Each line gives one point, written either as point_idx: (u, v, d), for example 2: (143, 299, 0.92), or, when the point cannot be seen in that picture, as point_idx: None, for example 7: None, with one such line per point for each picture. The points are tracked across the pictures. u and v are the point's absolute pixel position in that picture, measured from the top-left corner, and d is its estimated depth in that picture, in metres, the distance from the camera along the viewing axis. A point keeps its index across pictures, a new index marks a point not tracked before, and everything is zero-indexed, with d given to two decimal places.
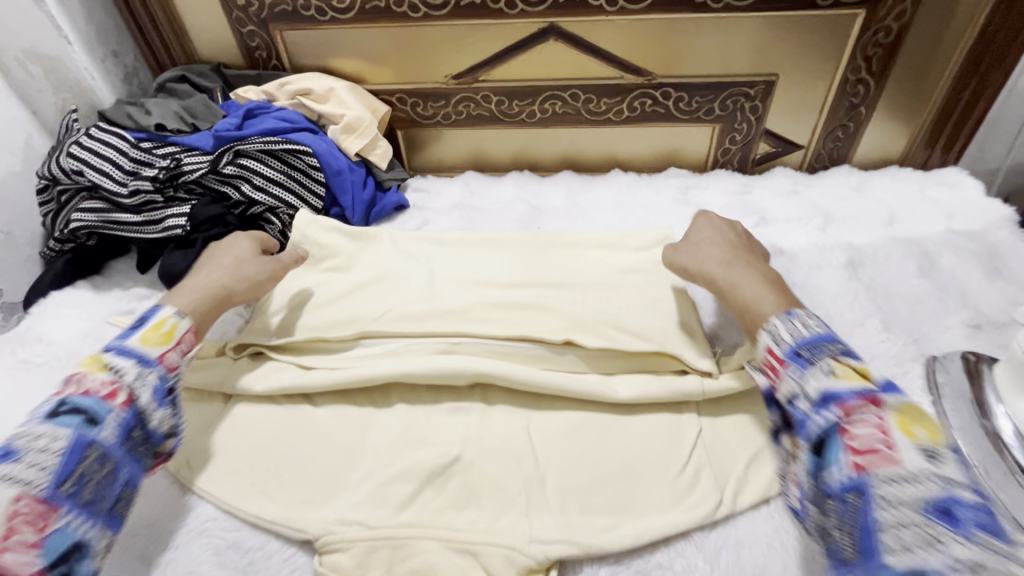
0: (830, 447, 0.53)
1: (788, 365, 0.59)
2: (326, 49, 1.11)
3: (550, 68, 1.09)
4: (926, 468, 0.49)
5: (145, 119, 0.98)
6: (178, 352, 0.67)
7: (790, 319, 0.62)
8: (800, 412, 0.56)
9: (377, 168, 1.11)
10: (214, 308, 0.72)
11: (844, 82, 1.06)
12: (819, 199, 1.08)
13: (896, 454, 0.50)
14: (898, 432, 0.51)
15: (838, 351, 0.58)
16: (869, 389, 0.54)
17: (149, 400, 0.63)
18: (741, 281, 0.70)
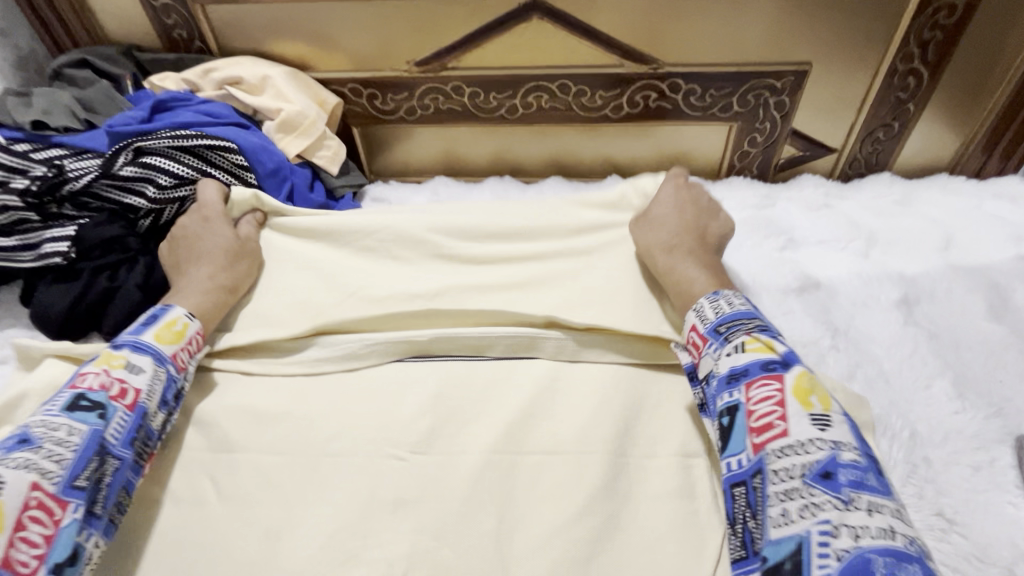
0: (733, 427, 0.48)
1: (709, 343, 0.54)
2: (260, 28, 0.91)
3: (534, 53, 0.90)
4: (815, 435, 0.44)
5: (21, 115, 0.77)
6: (188, 354, 0.62)
7: (716, 298, 0.58)
8: (710, 393, 0.52)
9: (326, 173, 0.92)
10: (219, 304, 0.68)
11: (892, 72, 0.87)
12: (856, 215, 0.90)
13: (788, 425, 0.45)
14: (794, 402, 0.46)
15: (756, 328, 0.53)
16: (774, 361, 0.49)
17: (158, 401, 0.57)
18: (684, 266, 0.67)
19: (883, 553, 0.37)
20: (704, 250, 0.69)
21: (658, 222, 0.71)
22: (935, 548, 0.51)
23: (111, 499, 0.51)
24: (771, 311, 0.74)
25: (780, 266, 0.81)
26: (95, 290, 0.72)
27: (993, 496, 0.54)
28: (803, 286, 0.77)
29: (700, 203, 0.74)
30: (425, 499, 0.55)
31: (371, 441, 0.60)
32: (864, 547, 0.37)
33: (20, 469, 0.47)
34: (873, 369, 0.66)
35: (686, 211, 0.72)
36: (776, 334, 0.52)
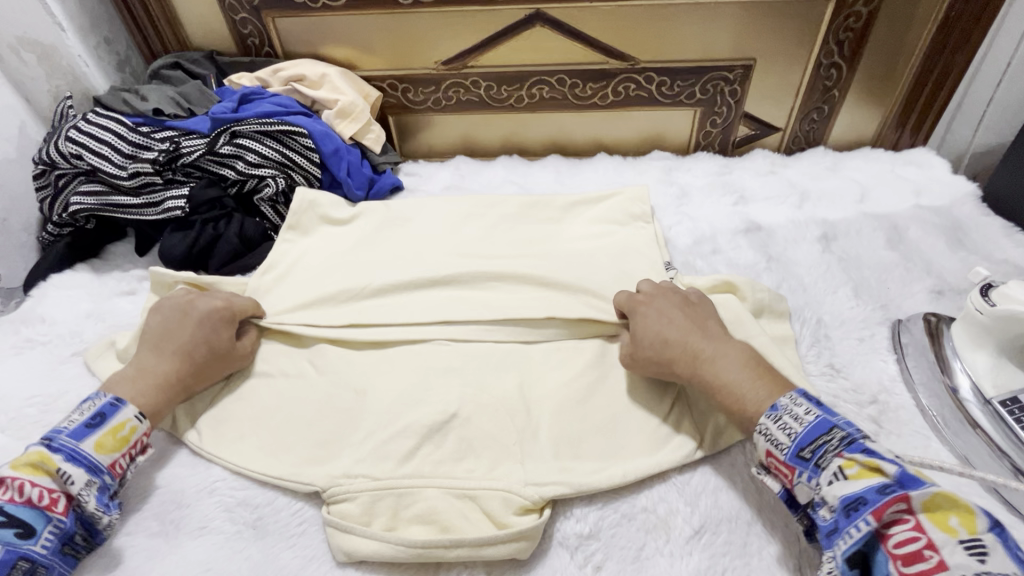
0: (876, 560, 0.49)
1: (798, 471, 0.56)
2: (317, 36, 1.13)
3: (537, 53, 1.13)
4: (978, 567, 0.45)
5: (142, 105, 1.00)
6: (129, 459, 0.64)
7: (776, 415, 0.59)
8: (827, 524, 0.53)
9: (371, 152, 1.13)
10: (177, 395, 0.70)
11: (818, 65, 1.11)
12: (796, 179, 1.14)
13: (942, 557, 0.46)
14: (935, 530, 0.48)
15: (840, 443, 0.55)
16: (889, 486, 0.50)
17: (94, 507, 0.60)
18: (717, 370, 0.65)
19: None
20: (704, 333, 0.69)
21: (658, 332, 0.70)
22: (825, 384, 0.73)
23: None
24: (723, 246, 0.97)
25: (732, 216, 1.04)
26: (204, 237, 0.94)
27: (871, 356, 0.77)
28: (748, 228, 1.00)
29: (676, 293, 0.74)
30: (468, 366, 0.77)
31: (427, 331, 0.82)
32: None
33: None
34: (795, 282, 0.88)
35: (671, 310, 0.72)
36: (867, 448, 0.53)
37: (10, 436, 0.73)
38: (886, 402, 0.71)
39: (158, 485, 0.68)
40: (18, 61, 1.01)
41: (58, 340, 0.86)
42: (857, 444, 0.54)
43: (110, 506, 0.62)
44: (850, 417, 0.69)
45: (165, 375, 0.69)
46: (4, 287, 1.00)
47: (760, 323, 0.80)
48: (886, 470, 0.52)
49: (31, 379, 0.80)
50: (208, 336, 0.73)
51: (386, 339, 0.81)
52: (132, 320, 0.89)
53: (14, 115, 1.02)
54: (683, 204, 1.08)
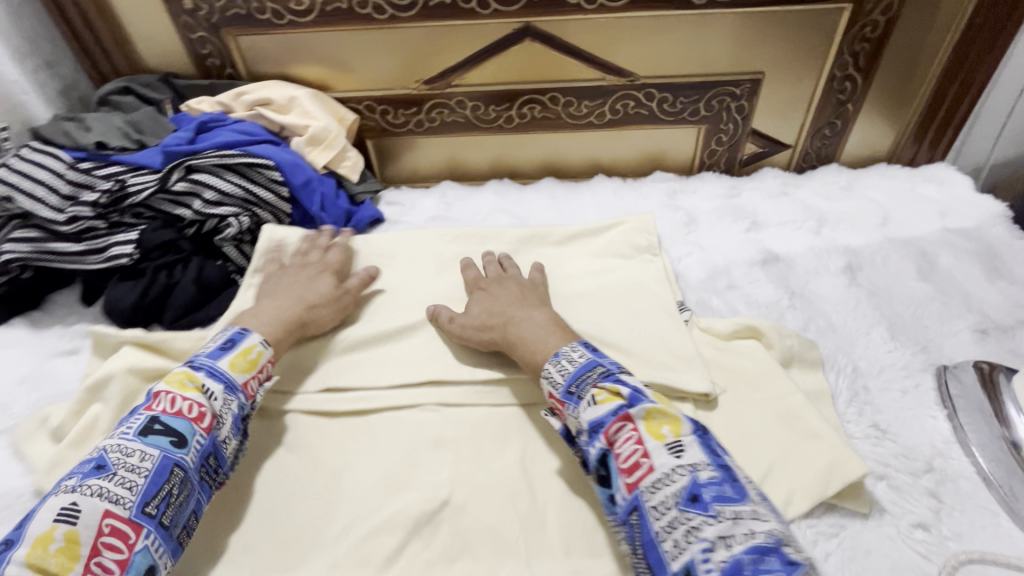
0: (609, 474, 0.54)
1: (566, 404, 0.59)
2: (285, 56, 1.03)
3: (528, 70, 1.03)
4: (675, 463, 0.51)
5: (84, 137, 0.89)
6: (258, 383, 0.66)
7: (557, 360, 0.62)
8: (582, 448, 0.57)
9: (348, 181, 1.03)
10: (292, 331, 0.72)
11: (832, 77, 1.03)
12: (810, 201, 1.05)
13: (652, 460, 0.52)
14: (650, 439, 0.53)
15: (599, 376, 0.59)
16: (623, 407, 0.55)
17: (230, 426, 0.61)
18: (521, 330, 0.69)
19: (749, 552, 0.45)
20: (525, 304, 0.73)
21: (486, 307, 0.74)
22: (871, 449, 0.64)
23: (182, 522, 0.55)
24: (739, 280, 0.88)
25: (746, 245, 0.95)
26: (156, 286, 0.83)
27: (918, 412, 0.68)
28: (765, 259, 0.91)
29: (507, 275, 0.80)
30: (460, 438, 0.67)
31: (413, 395, 0.71)
32: (735, 553, 0.46)
33: (95, 498, 0.51)
34: (824, 323, 0.79)
35: (500, 288, 0.77)
36: (617, 377, 0.58)
37: None
38: (943, 470, 0.62)
39: None
40: None
41: None
42: (611, 375, 0.58)
43: (240, 429, 0.63)
44: (905, 491, 0.60)
45: (280, 311, 0.73)
46: None
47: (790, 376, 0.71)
48: (623, 393, 0.56)
49: None
50: (319, 284, 0.78)
51: (366, 406, 0.71)
52: (73, 387, 0.78)
53: None
54: (691, 232, 0.99)
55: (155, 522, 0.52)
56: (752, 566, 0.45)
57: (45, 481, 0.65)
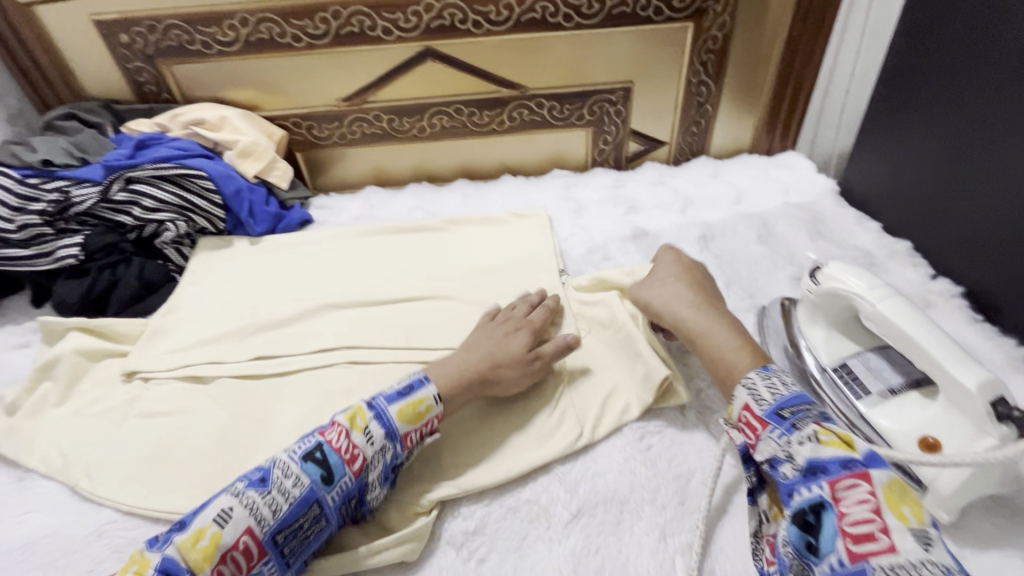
0: (822, 528, 0.49)
1: (770, 426, 0.56)
2: (215, 81, 1.16)
3: (432, 86, 1.19)
4: (924, 557, 0.44)
5: (30, 156, 0.99)
6: (418, 436, 0.66)
7: (766, 374, 0.62)
8: (787, 489, 0.53)
9: (278, 189, 1.16)
10: (471, 385, 0.72)
11: (689, 83, 1.22)
12: (681, 187, 1.24)
13: (894, 540, 0.45)
14: (892, 515, 0.47)
15: (819, 415, 0.55)
16: (857, 461, 0.50)
17: (377, 475, 0.63)
18: (712, 333, 0.70)
19: None
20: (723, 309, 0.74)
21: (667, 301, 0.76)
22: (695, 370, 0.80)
23: (303, 553, 0.60)
24: (614, 253, 1.05)
25: (623, 225, 1.12)
26: (100, 283, 0.94)
27: None
28: (636, 235, 1.08)
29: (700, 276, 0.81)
30: (368, 386, 0.81)
31: (329, 357, 0.85)
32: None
33: (247, 509, 0.56)
34: None
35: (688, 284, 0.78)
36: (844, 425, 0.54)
37: None
38: None
39: (43, 535, 0.67)
40: None
41: None
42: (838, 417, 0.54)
43: (389, 478, 0.64)
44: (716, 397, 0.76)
45: (464, 366, 0.72)
46: None
47: None
48: (857, 446, 0.52)
49: None
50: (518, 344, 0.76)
51: (287, 367, 0.84)
52: (24, 373, 0.87)
53: None
54: (579, 218, 1.16)
55: (278, 551, 0.57)
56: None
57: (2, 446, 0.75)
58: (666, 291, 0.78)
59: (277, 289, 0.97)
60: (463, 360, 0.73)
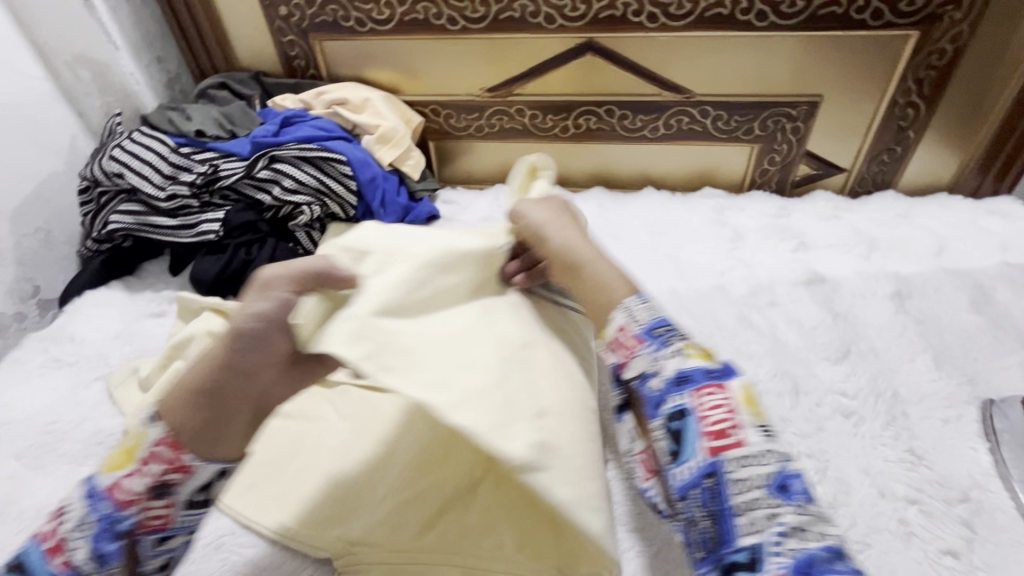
0: (685, 432, 0.48)
1: (644, 344, 0.53)
2: (361, 60, 1.12)
3: (587, 84, 1.08)
4: (766, 446, 0.46)
5: (186, 125, 0.99)
6: (132, 488, 0.49)
7: (642, 299, 0.57)
8: (653, 399, 0.50)
9: (409, 179, 1.10)
10: (186, 400, 0.51)
11: (894, 103, 1.02)
12: (862, 225, 1.04)
13: (743, 434, 0.46)
14: (743, 411, 0.47)
15: (686, 332, 0.54)
16: (717, 370, 0.50)
17: (86, 559, 0.48)
18: (596, 267, 0.62)
19: (826, 553, 0.41)
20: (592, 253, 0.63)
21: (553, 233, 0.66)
22: (903, 474, 0.64)
23: None
24: (781, 298, 0.88)
25: (792, 264, 0.95)
26: (235, 262, 0.92)
27: (958, 442, 0.67)
28: (810, 279, 0.91)
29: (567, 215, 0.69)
30: None
31: None
32: (810, 548, 0.41)
33: None
34: (866, 346, 0.79)
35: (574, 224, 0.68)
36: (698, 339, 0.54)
37: (25, 462, 0.71)
38: (979, 501, 0.62)
39: None
40: (74, 78, 1.04)
41: (85, 363, 0.83)
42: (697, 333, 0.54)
43: (110, 556, 0.48)
44: (936, 517, 0.60)
45: (191, 374, 0.53)
46: (42, 299, 1.03)
47: (826, 399, 0.72)
48: (715, 357, 0.52)
49: (48, 403, 0.78)
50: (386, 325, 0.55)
51: None
52: (158, 345, 0.87)
53: (66, 130, 1.05)
54: (736, 247, 1.00)
55: None
56: (825, 566, 0.41)
57: None
58: (557, 228, 0.66)
59: None
60: (187, 373, 0.54)
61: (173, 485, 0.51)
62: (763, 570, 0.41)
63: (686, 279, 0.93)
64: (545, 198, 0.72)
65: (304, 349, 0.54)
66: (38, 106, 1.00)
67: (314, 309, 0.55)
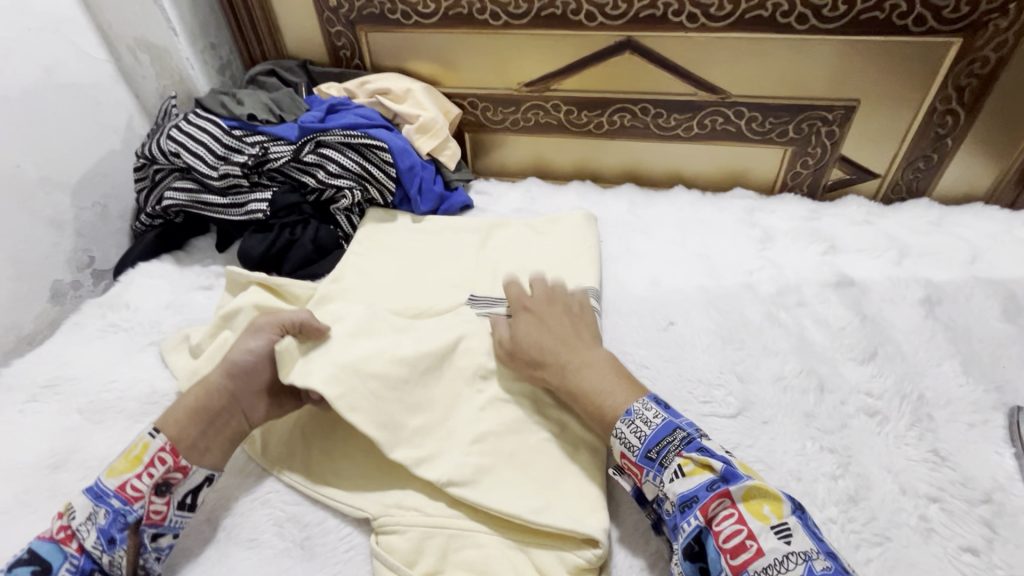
0: (706, 553, 0.51)
1: (646, 470, 0.59)
2: (404, 52, 1.15)
3: (623, 81, 1.10)
4: (785, 550, 0.49)
5: (238, 109, 1.04)
6: (144, 480, 0.59)
7: (630, 419, 0.61)
8: (673, 521, 0.55)
9: (446, 169, 1.14)
10: (198, 418, 0.64)
11: (933, 110, 1.02)
12: (894, 231, 1.05)
13: (759, 543, 0.49)
14: (751, 518, 0.51)
15: (682, 442, 0.58)
16: (716, 481, 0.54)
17: (95, 541, 0.56)
18: (584, 378, 0.67)
19: None
20: (585, 346, 0.71)
21: (543, 340, 0.72)
22: (926, 473, 0.65)
23: None
24: (809, 299, 0.89)
25: (821, 267, 0.96)
26: (281, 241, 0.97)
27: (983, 446, 0.68)
28: (839, 282, 0.92)
29: (551, 305, 0.77)
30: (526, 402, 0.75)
31: None
32: None
33: None
34: (893, 349, 0.80)
35: (559, 320, 0.75)
36: (700, 446, 0.58)
37: (85, 417, 0.76)
38: (1002, 503, 0.62)
39: (214, 490, 0.69)
40: (133, 61, 1.10)
41: (139, 329, 0.89)
42: (695, 443, 0.58)
43: (117, 539, 0.57)
44: (957, 515, 0.61)
45: (198, 401, 0.65)
46: (96, 269, 1.09)
47: (849, 397, 0.73)
48: (714, 465, 0.55)
49: (106, 365, 0.83)
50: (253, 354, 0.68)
51: None
52: (206, 316, 0.92)
53: (125, 110, 1.11)
54: (765, 248, 1.01)
55: None
56: None
57: (185, 386, 0.78)
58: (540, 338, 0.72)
59: (439, 276, 0.94)
60: (181, 399, 0.65)
61: (176, 482, 0.61)
62: None
63: (714, 276, 0.95)
64: (519, 304, 0.78)
65: (285, 379, 0.67)
66: (101, 87, 1.06)
67: (292, 343, 0.68)
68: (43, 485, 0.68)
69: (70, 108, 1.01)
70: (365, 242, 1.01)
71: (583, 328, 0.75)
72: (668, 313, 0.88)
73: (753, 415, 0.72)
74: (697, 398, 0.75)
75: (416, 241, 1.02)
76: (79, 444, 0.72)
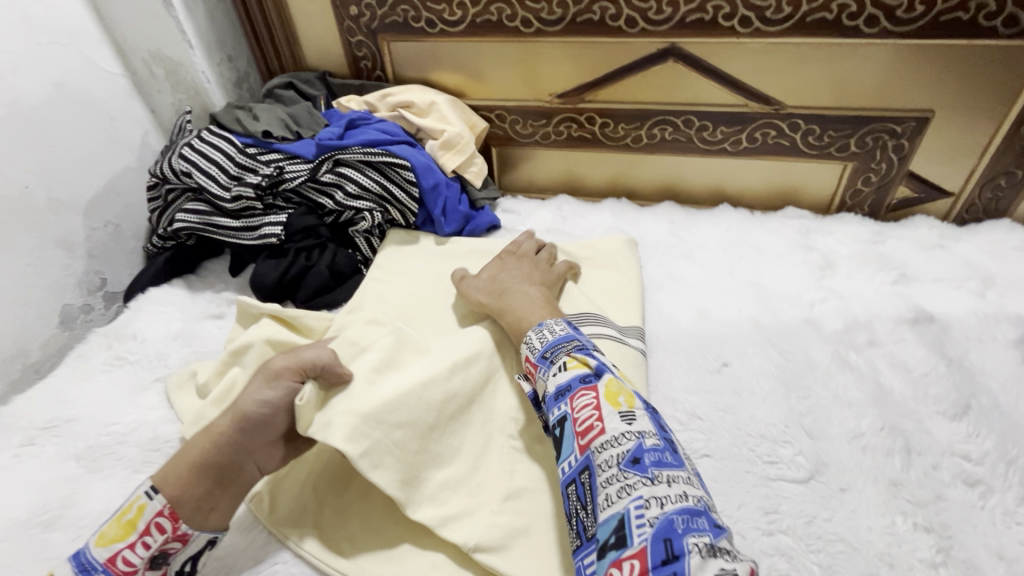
0: (563, 436, 0.56)
1: (539, 369, 0.62)
2: (429, 62, 1.08)
3: (666, 91, 1.00)
4: (624, 428, 0.53)
5: (253, 125, 0.99)
6: (138, 550, 0.53)
7: (539, 329, 0.67)
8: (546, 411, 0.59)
9: (471, 186, 1.06)
10: (205, 475, 0.57)
11: (1021, 122, 0.90)
12: (972, 258, 0.93)
13: (604, 423, 0.53)
14: (606, 404, 0.55)
15: (573, 348, 0.62)
16: (589, 375, 0.58)
17: None
18: (514, 302, 0.75)
19: (681, 512, 0.47)
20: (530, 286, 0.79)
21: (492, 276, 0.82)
22: None
23: None
24: (882, 338, 0.79)
25: (893, 299, 0.85)
26: (297, 266, 0.91)
27: None
28: (916, 318, 0.81)
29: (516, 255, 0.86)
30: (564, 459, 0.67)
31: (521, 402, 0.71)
32: (668, 511, 0.47)
33: None
34: (989, 401, 0.69)
35: (515, 265, 0.84)
36: (589, 351, 0.61)
37: (84, 464, 0.70)
38: None
39: (219, 556, 0.62)
40: (148, 74, 1.05)
41: (147, 363, 0.83)
42: (585, 347, 0.61)
43: None
44: None
45: (198, 453, 0.57)
46: (108, 292, 1.04)
47: (940, 461, 0.63)
48: (592, 362, 0.59)
49: (110, 403, 0.77)
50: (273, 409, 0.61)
51: None
52: (217, 349, 0.86)
53: (139, 126, 1.07)
54: (826, 276, 0.91)
55: None
56: (683, 525, 0.46)
57: (190, 430, 0.72)
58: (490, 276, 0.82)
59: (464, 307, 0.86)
60: (182, 449, 0.58)
61: (174, 550, 0.55)
62: (627, 539, 0.46)
63: (770, 309, 0.85)
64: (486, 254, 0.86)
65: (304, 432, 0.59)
66: (115, 102, 1.01)
67: (313, 394, 0.60)
68: (34, 545, 0.61)
69: (83, 125, 0.96)
70: (386, 268, 0.94)
71: (536, 275, 0.83)
72: (720, 352, 0.78)
73: (829, 481, 0.62)
74: (762, 458, 0.65)
75: (440, 267, 0.94)
76: (76, 496, 0.66)
